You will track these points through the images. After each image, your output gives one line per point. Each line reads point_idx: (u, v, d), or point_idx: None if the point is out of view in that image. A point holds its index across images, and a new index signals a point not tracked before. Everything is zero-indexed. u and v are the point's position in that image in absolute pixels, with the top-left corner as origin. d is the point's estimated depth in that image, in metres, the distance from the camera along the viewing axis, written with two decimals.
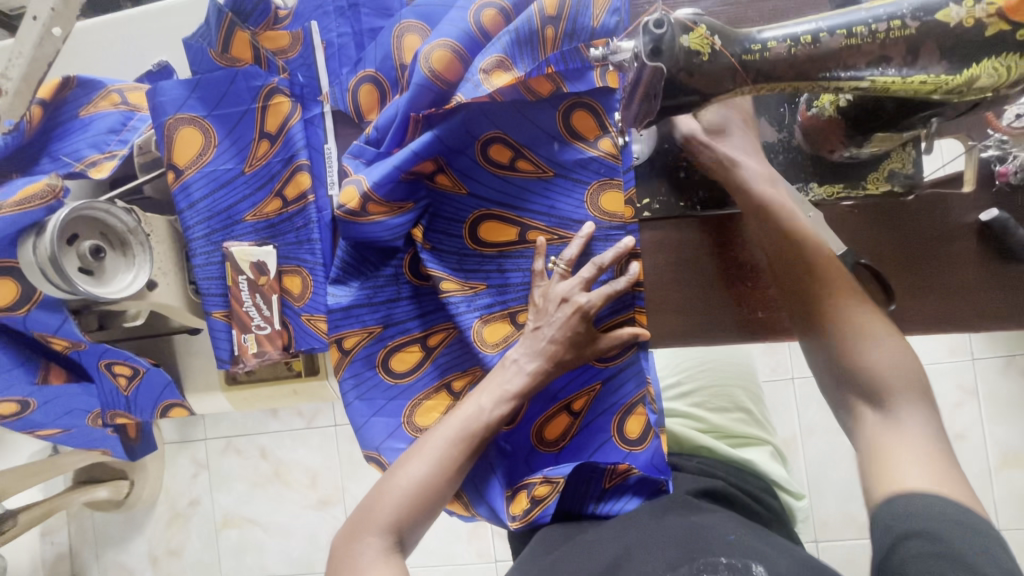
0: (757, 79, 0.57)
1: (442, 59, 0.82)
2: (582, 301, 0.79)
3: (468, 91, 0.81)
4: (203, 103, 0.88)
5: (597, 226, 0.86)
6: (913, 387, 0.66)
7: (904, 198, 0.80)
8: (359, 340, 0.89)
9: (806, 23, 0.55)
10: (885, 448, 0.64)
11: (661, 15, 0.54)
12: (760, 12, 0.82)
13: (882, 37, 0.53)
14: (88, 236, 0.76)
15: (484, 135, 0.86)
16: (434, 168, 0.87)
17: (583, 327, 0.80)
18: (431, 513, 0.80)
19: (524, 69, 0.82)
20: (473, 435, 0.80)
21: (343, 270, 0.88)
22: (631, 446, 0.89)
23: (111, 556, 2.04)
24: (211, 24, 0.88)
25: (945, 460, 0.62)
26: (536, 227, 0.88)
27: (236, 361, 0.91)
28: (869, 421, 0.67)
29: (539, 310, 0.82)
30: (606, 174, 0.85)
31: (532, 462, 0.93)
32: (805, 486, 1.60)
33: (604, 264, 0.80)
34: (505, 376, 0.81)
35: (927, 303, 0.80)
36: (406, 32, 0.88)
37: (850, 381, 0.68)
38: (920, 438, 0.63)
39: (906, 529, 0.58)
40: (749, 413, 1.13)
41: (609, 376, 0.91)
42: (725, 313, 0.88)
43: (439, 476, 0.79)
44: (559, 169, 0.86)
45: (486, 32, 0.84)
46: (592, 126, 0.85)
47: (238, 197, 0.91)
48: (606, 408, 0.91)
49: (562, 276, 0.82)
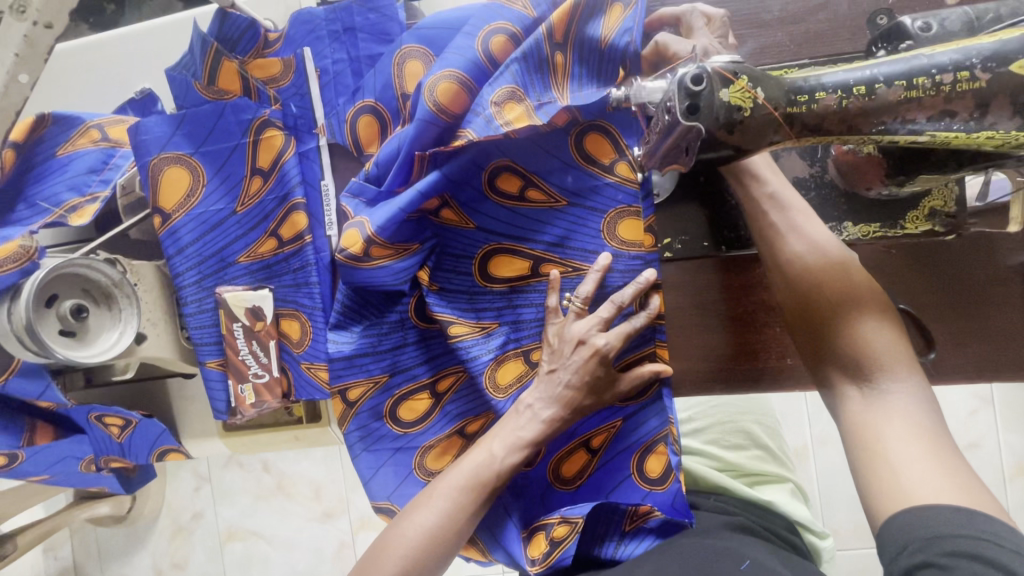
0: (802, 132, 0.51)
1: (447, 90, 0.76)
2: (601, 343, 0.72)
3: (479, 126, 0.74)
4: (189, 140, 0.82)
5: (616, 258, 0.78)
6: (898, 356, 0.59)
7: (947, 237, 0.74)
8: (364, 392, 0.83)
9: (861, 71, 0.49)
10: (871, 431, 0.57)
11: (698, 69, 0.49)
12: (791, 36, 0.76)
13: (948, 89, 0.47)
14: (70, 294, 0.71)
15: (491, 164, 0.79)
16: (439, 203, 0.80)
17: (603, 370, 0.73)
18: (439, 567, 0.72)
19: (535, 100, 0.77)
20: (484, 483, 0.72)
21: (344, 314, 0.82)
22: (652, 486, 0.79)
23: (116, 570, 1.87)
24: (194, 53, 0.82)
25: (941, 444, 0.55)
26: (548, 259, 0.81)
27: (233, 413, 0.86)
28: (849, 399, 0.59)
29: (553, 351, 0.74)
30: (624, 200, 0.78)
31: (547, 500, 0.85)
32: (815, 497, 1.43)
33: (624, 304, 0.73)
34: (517, 423, 0.74)
35: (972, 351, 0.76)
36: (407, 58, 0.82)
37: (831, 354, 0.61)
38: (907, 414, 0.56)
39: (914, 559, 0.49)
40: (768, 449, 1.04)
41: (631, 414, 0.82)
42: (753, 364, 0.81)
43: (450, 527, 0.71)
44: (576, 199, 0.79)
45: (494, 59, 0.78)
46: (607, 147, 0.78)
47: (229, 238, 0.85)
48: (625, 447, 0.81)
49: (578, 315, 0.75)
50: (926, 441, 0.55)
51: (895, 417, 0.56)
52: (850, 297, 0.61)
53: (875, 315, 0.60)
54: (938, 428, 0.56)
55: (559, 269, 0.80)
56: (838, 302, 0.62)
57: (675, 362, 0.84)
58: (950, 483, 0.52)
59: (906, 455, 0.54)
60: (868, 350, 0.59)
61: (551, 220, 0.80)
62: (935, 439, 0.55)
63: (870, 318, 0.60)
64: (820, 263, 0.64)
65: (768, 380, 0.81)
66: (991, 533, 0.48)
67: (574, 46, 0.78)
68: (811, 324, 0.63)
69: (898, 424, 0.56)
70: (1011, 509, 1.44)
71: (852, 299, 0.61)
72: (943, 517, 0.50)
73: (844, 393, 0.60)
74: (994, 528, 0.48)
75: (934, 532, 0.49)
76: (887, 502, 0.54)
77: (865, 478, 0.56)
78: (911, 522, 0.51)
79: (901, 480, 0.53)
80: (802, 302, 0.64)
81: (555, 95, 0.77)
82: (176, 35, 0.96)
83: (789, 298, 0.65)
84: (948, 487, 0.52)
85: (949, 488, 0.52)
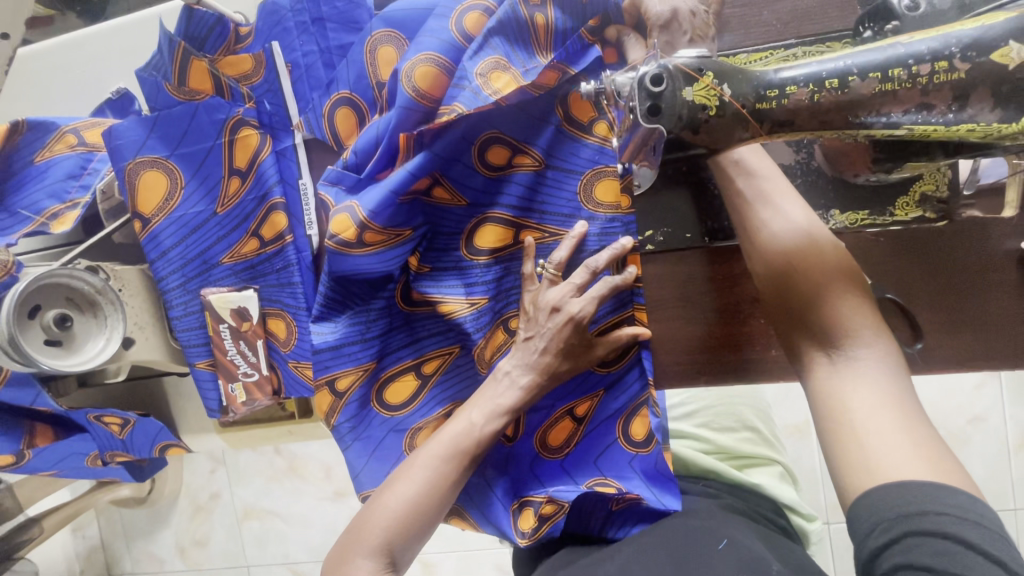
0: (773, 128, 0.49)
1: (426, 75, 0.74)
2: (574, 309, 0.71)
3: (468, 100, 0.72)
4: (164, 143, 0.82)
5: (592, 221, 0.77)
6: (864, 321, 0.58)
7: (938, 223, 0.72)
8: (352, 381, 0.81)
9: (834, 63, 0.47)
10: (840, 401, 0.56)
11: (658, 69, 0.47)
12: (778, 14, 0.72)
13: (924, 81, 0.45)
14: (53, 303, 0.73)
15: (481, 138, 0.77)
16: (429, 183, 0.77)
17: (576, 337, 0.72)
18: (424, 533, 0.73)
19: (521, 67, 0.74)
20: (467, 455, 0.73)
21: (325, 305, 0.79)
22: (637, 449, 0.80)
23: (141, 547, 1.92)
24: (163, 53, 0.81)
25: (911, 413, 0.54)
26: (525, 225, 0.79)
27: (225, 411, 0.88)
28: (818, 367, 0.59)
29: (529, 319, 0.74)
30: (602, 160, 0.77)
31: (536, 468, 0.84)
32: (815, 471, 1.40)
33: (598, 268, 0.72)
34: (495, 391, 0.74)
35: (960, 340, 0.75)
36: (378, 44, 0.80)
37: (800, 322, 0.60)
38: (874, 380, 0.56)
39: (882, 540, 0.49)
40: (759, 432, 1.03)
41: (613, 381, 0.81)
42: (736, 355, 0.80)
43: (431, 496, 0.71)
44: (551, 160, 0.78)
45: (469, 36, 0.76)
46: (586, 106, 0.76)
47: (211, 239, 0.84)
48: (609, 414, 0.81)
49: (552, 282, 0.74)
50: (892, 408, 0.54)
51: (861, 386, 0.55)
52: (821, 269, 0.61)
53: (848, 292, 0.59)
54: (907, 397, 0.55)
55: (535, 235, 0.79)
56: (817, 283, 0.60)
57: (659, 356, 0.82)
58: (916, 455, 0.51)
59: (874, 423, 0.54)
60: (838, 327, 0.58)
61: (530, 184, 0.78)
62: (902, 407, 0.54)
63: (844, 297, 0.59)
64: (796, 239, 0.63)
65: (754, 372, 0.80)
66: (956, 506, 0.48)
67: (553, 3, 0.75)
68: (786, 301, 0.61)
69: (866, 394, 0.55)
70: (1017, 482, 1.42)
71: (827, 274, 0.60)
72: (912, 495, 0.49)
73: (814, 362, 0.59)
74: (959, 502, 0.48)
75: (901, 513, 0.49)
76: (859, 480, 0.53)
77: (834, 453, 0.55)
78: (879, 502, 0.50)
79: (864, 450, 0.53)
80: (777, 278, 0.62)
81: (540, 60, 0.75)
82: (143, 33, 0.96)
83: (764, 275, 0.64)
84: (915, 462, 0.51)
85: (915, 463, 0.51)
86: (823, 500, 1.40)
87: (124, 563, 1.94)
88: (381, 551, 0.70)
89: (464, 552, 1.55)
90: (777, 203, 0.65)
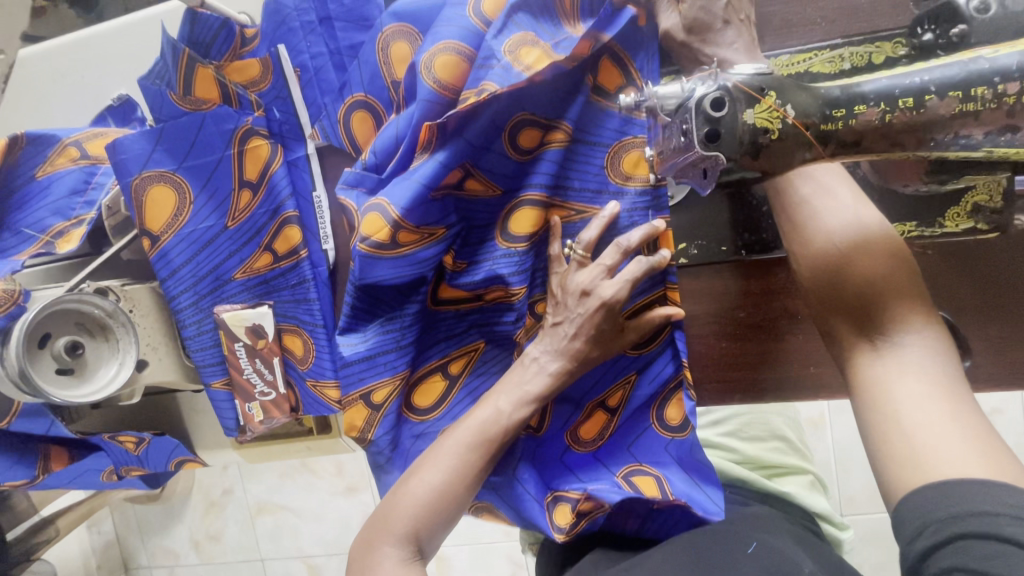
0: (838, 150, 0.45)
1: (447, 64, 0.70)
2: (607, 294, 0.67)
3: (499, 77, 0.67)
4: (171, 156, 0.77)
5: (621, 196, 0.73)
6: (910, 306, 0.55)
7: (990, 235, 0.68)
8: (390, 392, 0.76)
9: (908, 78, 0.43)
10: (881, 386, 0.53)
11: (720, 92, 0.44)
12: (823, 11, 0.67)
13: (1012, 101, 0.41)
14: (64, 330, 0.70)
15: (510, 121, 0.71)
16: (461, 175, 0.72)
17: (608, 322, 0.68)
18: (452, 519, 0.68)
19: (550, 40, 0.70)
20: (491, 439, 0.68)
21: (352, 316, 0.76)
22: (673, 434, 0.74)
23: (156, 542, 1.92)
24: (166, 60, 0.76)
25: (959, 400, 0.50)
26: (551, 203, 0.74)
27: (244, 430, 0.85)
28: (858, 350, 0.55)
29: (558, 303, 0.70)
30: (630, 131, 0.72)
31: (567, 458, 0.78)
32: (829, 463, 1.37)
33: (630, 248, 0.67)
34: (523, 377, 0.69)
35: (1006, 356, 0.72)
36: (391, 40, 0.75)
37: (839, 303, 0.57)
38: (919, 365, 0.52)
39: (932, 541, 0.44)
40: (789, 441, 1.00)
41: (645, 365, 0.75)
42: (766, 373, 0.78)
43: (460, 481, 0.67)
44: (581, 135, 0.72)
45: (487, 20, 0.71)
46: (614, 74, 0.71)
47: (223, 255, 0.81)
48: (642, 402, 0.75)
49: (581, 264, 0.70)
50: (944, 401, 0.50)
51: (908, 374, 0.52)
52: (865, 249, 0.57)
53: (902, 290, 0.55)
54: (955, 384, 0.51)
55: (560, 214, 0.75)
56: (870, 285, 0.56)
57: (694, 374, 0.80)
58: (967, 446, 0.47)
59: (920, 415, 0.50)
60: (893, 323, 0.54)
61: (562, 161, 0.72)
62: (949, 396, 0.50)
63: (893, 285, 0.55)
64: (846, 232, 0.58)
65: (788, 390, 0.77)
66: (1012, 506, 0.42)
67: None
68: (837, 306, 0.57)
69: (912, 382, 0.51)
70: None
71: (880, 276, 0.56)
72: (957, 493, 0.45)
73: (855, 348, 0.56)
74: (1015, 502, 0.43)
75: (948, 513, 0.44)
76: (903, 476, 0.49)
77: (877, 446, 0.52)
78: (927, 500, 0.46)
79: (914, 446, 0.49)
80: (831, 275, 0.58)
81: (570, 30, 0.70)
82: (141, 35, 0.92)
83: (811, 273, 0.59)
84: (965, 454, 0.47)
85: (964, 454, 0.47)
86: (839, 495, 1.37)
87: (140, 557, 1.94)
88: (408, 538, 0.66)
89: (478, 545, 1.55)
90: (821, 184, 0.61)
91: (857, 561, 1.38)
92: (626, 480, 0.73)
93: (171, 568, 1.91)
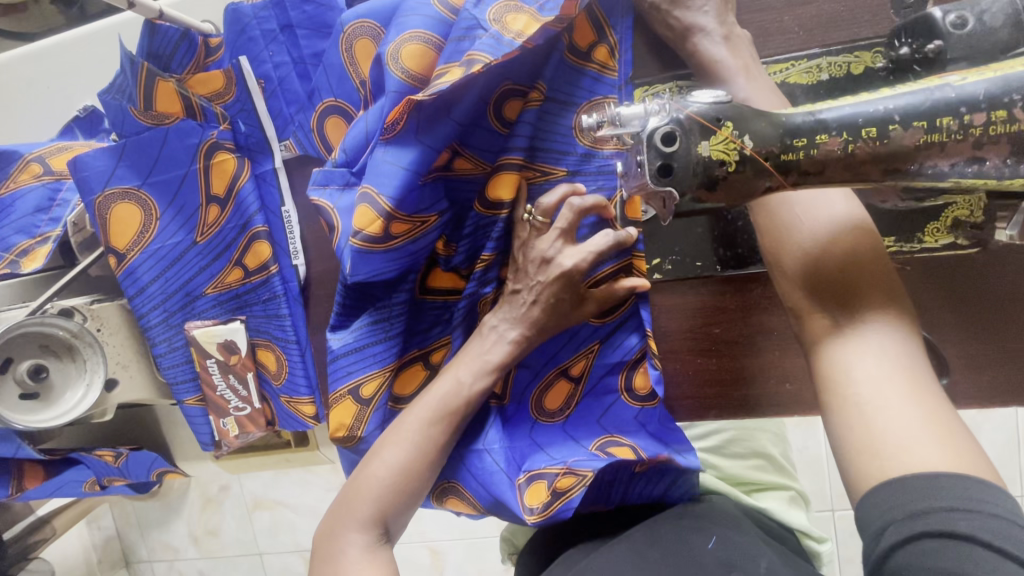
0: (800, 179, 0.44)
1: (414, 54, 0.67)
2: (568, 263, 0.65)
3: (489, 46, 0.63)
4: (134, 171, 0.76)
5: (590, 158, 0.71)
6: (878, 283, 0.52)
7: (970, 251, 0.66)
8: (378, 386, 0.73)
9: (871, 106, 0.42)
10: (842, 368, 0.50)
11: (670, 128, 0.43)
12: (801, 20, 0.65)
13: (978, 133, 0.40)
14: (28, 352, 0.72)
15: (496, 93, 0.68)
16: (448, 155, 0.69)
17: (568, 293, 0.66)
18: (420, 498, 0.67)
19: (535, 3, 0.67)
20: (453, 413, 0.67)
21: (342, 312, 0.73)
22: (643, 403, 0.74)
23: (155, 537, 1.90)
24: (126, 74, 0.73)
25: (923, 386, 0.48)
26: (516, 164, 0.70)
27: (218, 445, 0.85)
28: (823, 332, 0.53)
29: (518, 270, 0.68)
30: (602, 89, 0.70)
31: (535, 433, 0.75)
32: (824, 463, 1.33)
33: (583, 208, 0.65)
34: (482, 347, 0.68)
35: (986, 375, 0.70)
36: (355, 38, 0.72)
37: (810, 282, 0.54)
38: (886, 352, 0.49)
39: (900, 535, 0.41)
40: (771, 459, 0.99)
41: (609, 334, 0.74)
42: (742, 390, 0.76)
43: (422, 463, 0.66)
44: (557, 95, 0.70)
45: (455, 10, 0.68)
46: (586, 28, 0.69)
47: (192, 271, 0.79)
48: (608, 368, 0.75)
49: (540, 230, 0.67)
50: (905, 381, 0.48)
51: (869, 356, 0.49)
52: (831, 225, 0.55)
53: (873, 272, 0.53)
54: (918, 369, 0.49)
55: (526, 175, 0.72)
56: (843, 266, 0.53)
57: (673, 390, 0.78)
58: (929, 438, 0.45)
59: (884, 402, 0.47)
60: (863, 302, 0.51)
61: (537, 122, 0.70)
62: (914, 381, 0.48)
63: (860, 261, 0.53)
64: (815, 213, 0.56)
65: (764, 406, 0.76)
66: (965, 498, 0.41)
67: None
68: (809, 288, 0.54)
69: (874, 365, 0.49)
70: None
71: (849, 256, 0.53)
72: (914, 488, 0.42)
73: (823, 330, 0.53)
74: (967, 493, 0.41)
75: (906, 512, 0.42)
76: (864, 471, 0.46)
77: (839, 436, 0.49)
78: (886, 498, 0.44)
79: (875, 441, 0.46)
80: (804, 259, 0.55)
81: None
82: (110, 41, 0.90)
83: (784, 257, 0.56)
84: (926, 443, 0.45)
85: (926, 447, 0.44)
86: (830, 492, 1.34)
87: (139, 552, 1.93)
88: (375, 523, 0.64)
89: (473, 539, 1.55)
90: None
91: (848, 557, 1.35)
92: (601, 451, 0.71)
93: (170, 563, 1.90)
